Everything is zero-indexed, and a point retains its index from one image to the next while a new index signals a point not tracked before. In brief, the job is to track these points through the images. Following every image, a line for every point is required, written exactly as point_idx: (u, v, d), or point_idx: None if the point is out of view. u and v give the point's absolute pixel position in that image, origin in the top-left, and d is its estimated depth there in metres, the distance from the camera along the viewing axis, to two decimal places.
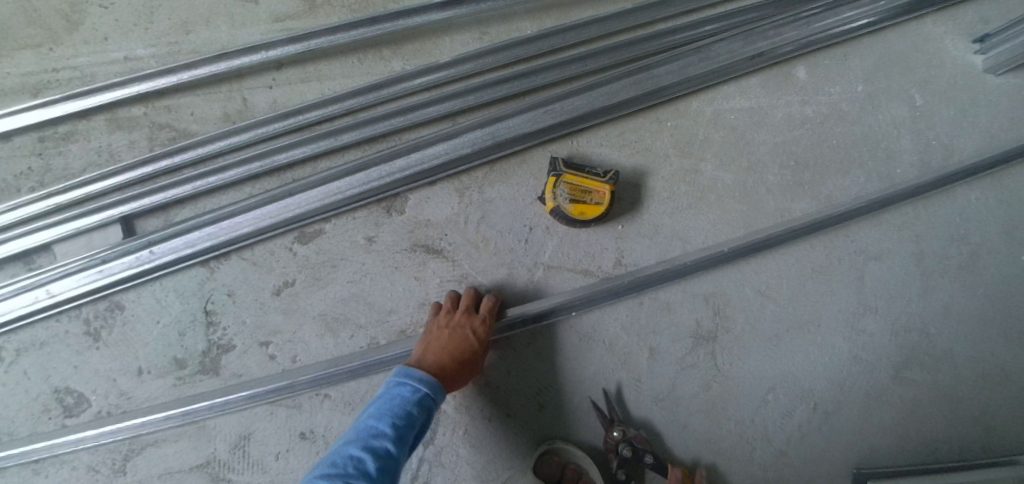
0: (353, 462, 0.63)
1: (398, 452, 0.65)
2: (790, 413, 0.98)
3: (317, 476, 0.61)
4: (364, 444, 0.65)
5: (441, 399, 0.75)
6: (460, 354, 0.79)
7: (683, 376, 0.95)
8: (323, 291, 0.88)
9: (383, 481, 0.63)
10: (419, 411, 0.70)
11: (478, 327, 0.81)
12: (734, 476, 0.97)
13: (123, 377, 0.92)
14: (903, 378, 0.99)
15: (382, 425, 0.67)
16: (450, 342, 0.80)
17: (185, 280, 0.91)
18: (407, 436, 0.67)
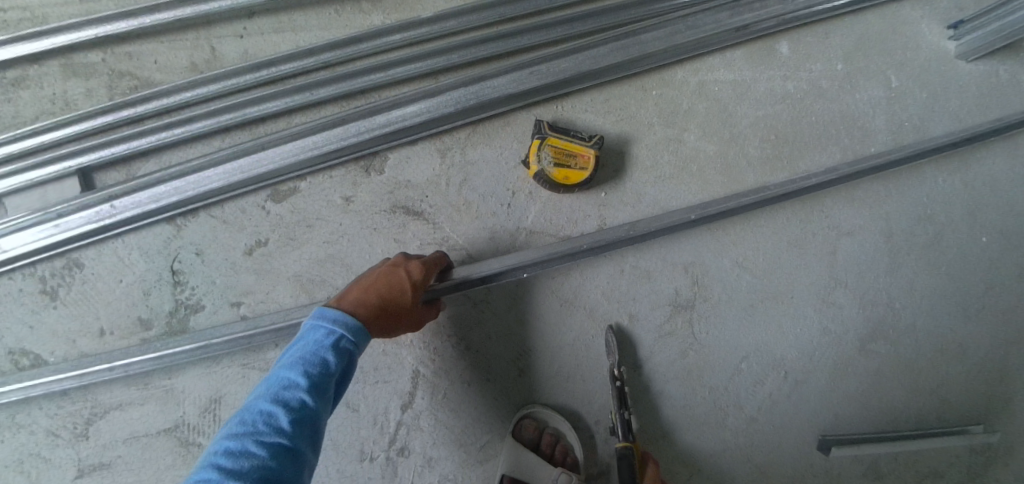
0: (263, 418, 0.57)
1: (315, 400, 0.60)
2: (761, 381, 1.00)
3: (223, 439, 0.55)
4: (275, 398, 0.59)
5: (365, 343, 0.69)
6: (391, 293, 0.74)
7: (662, 343, 0.98)
8: (297, 252, 0.85)
9: (301, 432, 0.57)
10: (337, 355, 0.64)
11: (415, 270, 0.77)
12: (705, 440, 1.00)
13: (84, 338, 0.88)
14: (868, 350, 1.02)
15: (294, 375, 0.60)
16: (381, 280, 0.74)
17: (149, 238, 0.86)
18: (325, 382, 0.61)
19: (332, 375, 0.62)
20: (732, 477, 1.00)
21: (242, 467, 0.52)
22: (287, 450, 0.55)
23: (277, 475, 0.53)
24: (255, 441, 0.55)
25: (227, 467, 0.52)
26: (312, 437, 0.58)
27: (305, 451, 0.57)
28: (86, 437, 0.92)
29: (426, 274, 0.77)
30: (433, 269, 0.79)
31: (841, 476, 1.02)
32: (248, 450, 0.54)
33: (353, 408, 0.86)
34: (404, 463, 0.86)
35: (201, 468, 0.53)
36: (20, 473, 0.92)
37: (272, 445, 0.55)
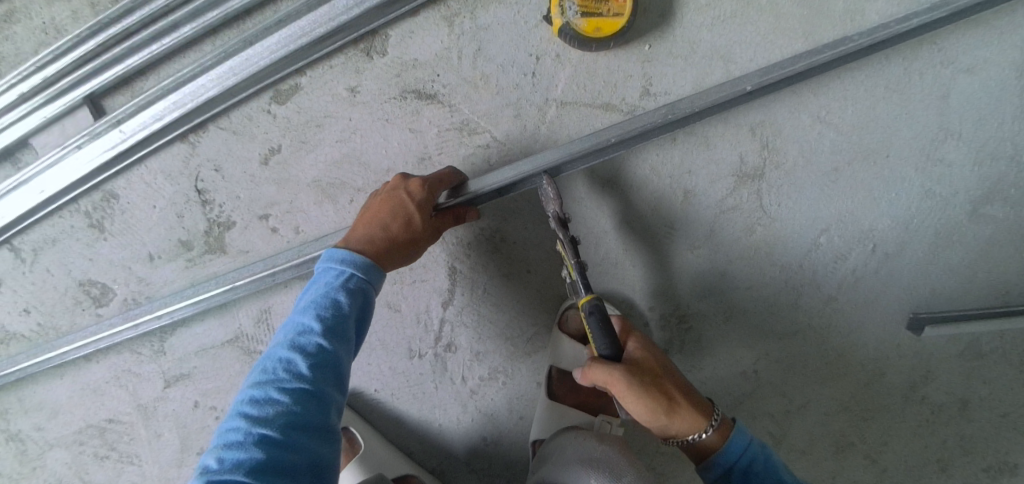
0: (283, 365, 0.61)
1: (331, 343, 0.62)
2: (843, 257, 0.87)
3: (249, 388, 0.60)
4: (292, 345, 0.62)
5: (379, 278, 0.69)
6: (395, 223, 0.71)
7: (724, 219, 0.86)
8: (312, 155, 0.80)
9: (320, 376, 0.60)
10: (349, 295, 0.65)
11: (415, 190, 0.72)
12: (777, 321, 0.90)
13: (137, 264, 0.88)
14: (981, 215, 0.85)
15: (308, 320, 0.63)
16: (382, 212, 0.71)
17: (168, 160, 0.83)
18: (339, 323, 0.63)
19: (346, 315, 0.64)
20: (806, 361, 0.91)
21: (267, 413, 0.57)
22: (308, 393, 0.59)
23: (300, 416, 0.57)
24: (276, 388, 0.59)
25: (253, 414, 0.57)
26: (332, 378, 0.62)
27: (327, 392, 0.60)
28: (164, 352, 0.96)
29: (428, 194, 0.72)
30: (435, 185, 0.73)
31: (932, 355, 0.90)
32: (271, 397, 0.59)
33: (396, 308, 0.84)
34: (453, 359, 0.84)
35: (232, 416, 0.58)
36: (121, 387, 0.98)
37: (292, 391, 0.59)
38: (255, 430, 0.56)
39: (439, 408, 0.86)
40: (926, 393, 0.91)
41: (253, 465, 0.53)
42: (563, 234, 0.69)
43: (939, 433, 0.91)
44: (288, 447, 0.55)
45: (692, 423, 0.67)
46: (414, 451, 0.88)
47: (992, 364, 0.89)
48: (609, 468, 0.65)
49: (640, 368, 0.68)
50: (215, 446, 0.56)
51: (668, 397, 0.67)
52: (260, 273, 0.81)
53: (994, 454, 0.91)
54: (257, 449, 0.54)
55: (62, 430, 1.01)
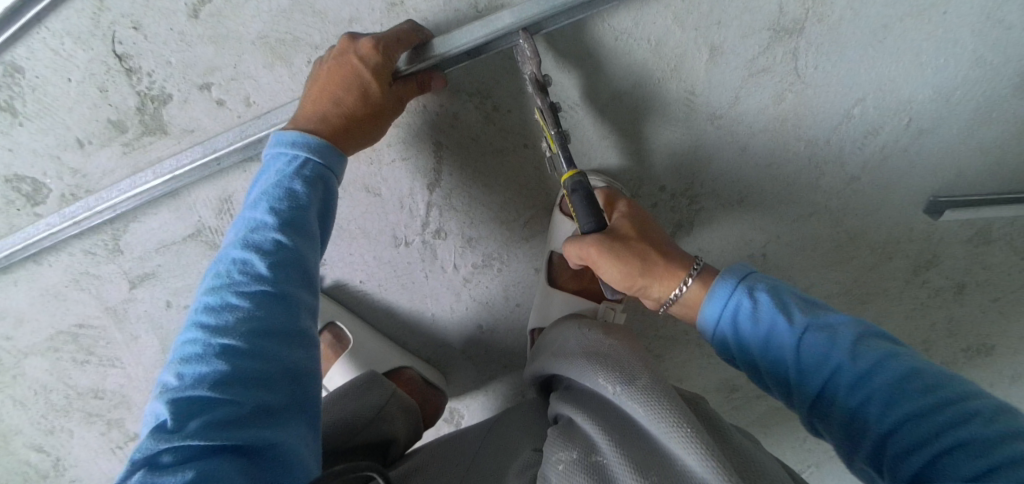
0: (237, 267, 0.51)
1: (291, 239, 0.53)
2: (875, 132, 0.76)
3: (203, 295, 0.51)
4: (245, 243, 0.52)
5: (341, 162, 0.58)
6: (349, 96, 0.57)
7: (750, 86, 0.73)
8: (253, 5, 0.64)
9: (282, 276, 0.52)
10: (306, 183, 0.54)
11: (367, 52, 0.57)
12: (792, 204, 0.82)
13: (68, 153, 0.75)
14: None
15: (260, 214, 0.53)
16: (331, 82, 0.58)
17: (74, 18, 0.67)
18: (297, 216, 0.53)
19: (304, 206, 0.54)
20: (813, 246, 0.86)
21: (226, 321, 0.49)
22: (270, 297, 0.51)
23: (265, 322, 0.50)
24: (233, 293, 0.50)
25: (210, 324, 0.49)
26: (298, 278, 0.53)
27: (292, 293, 0.52)
28: (121, 251, 0.84)
29: (383, 57, 0.57)
30: (391, 44, 0.58)
31: (942, 240, 0.85)
32: (229, 303, 0.50)
33: (374, 193, 0.72)
34: (443, 247, 0.75)
35: (187, 327, 0.50)
36: (82, 290, 0.88)
37: (252, 296, 0.50)
38: (215, 340, 0.48)
39: (431, 298, 0.79)
40: (928, 277, 0.89)
41: (218, 377, 0.46)
42: (542, 100, 0.60)
43: (930, 316, 0.93)
44: (255, 356, 0.48)
45: (670, 279, 0.59)
46: (408, 343, 0.84)
47: (997, 250, 0.86)
48: (613, 365, 0.54)
49: (617, 236, 0.60)
50: (172, 361, 0.49)
51: (641, 256, 0.60)
52: (201, 158, 0.71)
53: (977, 337, 0.95)
54: (219, 362, 0.47)
55: (31, 338, 0.92)
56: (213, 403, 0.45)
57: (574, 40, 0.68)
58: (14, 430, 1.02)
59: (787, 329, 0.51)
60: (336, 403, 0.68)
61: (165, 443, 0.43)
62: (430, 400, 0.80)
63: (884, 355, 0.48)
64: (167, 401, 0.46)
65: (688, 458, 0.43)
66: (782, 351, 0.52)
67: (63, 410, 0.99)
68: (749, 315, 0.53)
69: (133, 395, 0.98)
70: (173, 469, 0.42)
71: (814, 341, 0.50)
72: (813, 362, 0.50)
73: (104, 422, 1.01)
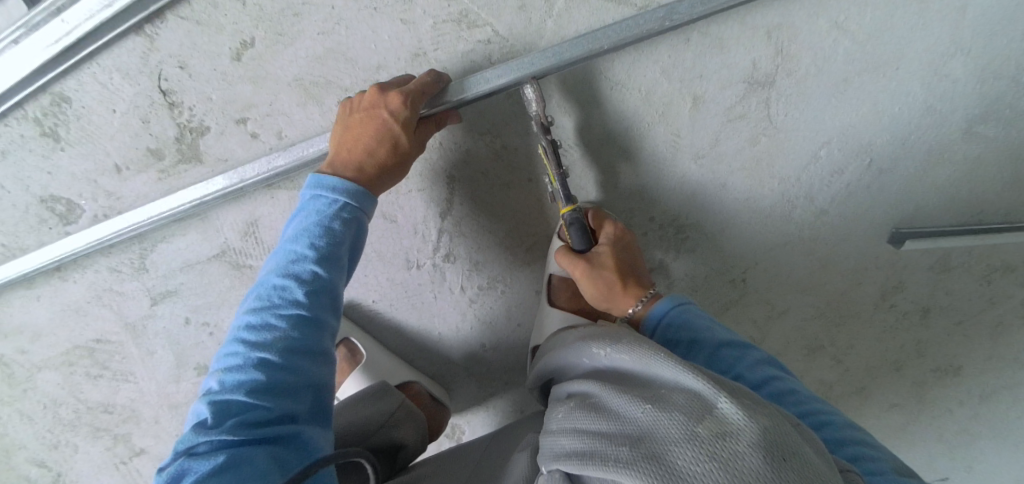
0: (277, 292, 0.58)
1: (326, 271, 0.59)
2: (840, 171, 0.86)
3: (246, 314, 0.57)
4: (286, 273, 0.59)
5: (371, 204, 0.64)
6: (381, 148, 0.65)
7: (729, 129, 0.82)
8: (291, 50, 0.72)
9: (316, 303, 0.58)
10: (342, 223, 0.61)
11: (396, 106, 0.64)
12: (770, 233, 0.90)
13: (105, 178, 0.81)
14: (972, 135, 0.84)
15: (300, 248, 0.59)
16: (363, 134, 0.65)
17: (124, 56, 0.74)
18: (332, 251, 0.59)
19: (339, 243, 0.60)
20: (790, 272, 0.94)
21: (265, 339, 0.55)
22: (306, 320, 0.57)
23: (300, 342, 0.56)
24: (273, 314, 0.56)
25: (251, 340, 0.55)
26: (330, 305, 0.59)
27: (324, 318, 0.58)
28: (146, 269, 0.89)
29: (411, 112, 0.64)
30: (417, 99, 0.65)
31: (906, 268, 0.94)
32: (269, 323, 0.56)
33: (392, 220, 0.78)
34: (452, 268, 0.82)
35: (230, 341, 0.56)
36: (104, 306, 0.92)
37: (289, 319, 0.56)
38: (255, 354, 0.54)
39: (439, 317, 0.86)
40: (895, 301, 0.97)
41: (254, 387, 0.52)
42: (546, 139, 0.68)
43: (900, 337, 1.00)
44: (288, 370, 0.54)
45: (627, 299, 0.74)
46: (415, 360, 0.90)
47: (956, 276, 0.95)
48: (604, 336, 0.61)
49: (596, 261, 0.74)
50: (216, 370, 0.55)
51: (607, 286, 0.74)
52: (228, 186, 0.77)
53: (944, 357, 1.03)
54: (257, 373, 0.53)
55: (48, 352, 0.96)
56: (249, 406, 0.52)
57: (579, 81, 0.77)
58: (19, 445, 1.04)
59: (705, 342, 0.65)
60: (352, 407, 0.74)
61: (205, 436, 0.50)
62: (435, 416, 0.85)
63: (770, 376, 0.63)
64: (210, 403, 0.52)
65: (664, 368, 0.52)
66: (695, 356, 0.66)
67: (71, 425, 1.02)
68: (679, 327, 0.68)
69: (143, 410, 1.01)
70: (208, 455, 0.49)
71: (722, 355, 0.64)
72: (717, 369, 0.64)
73: (111, 437, 1.03)
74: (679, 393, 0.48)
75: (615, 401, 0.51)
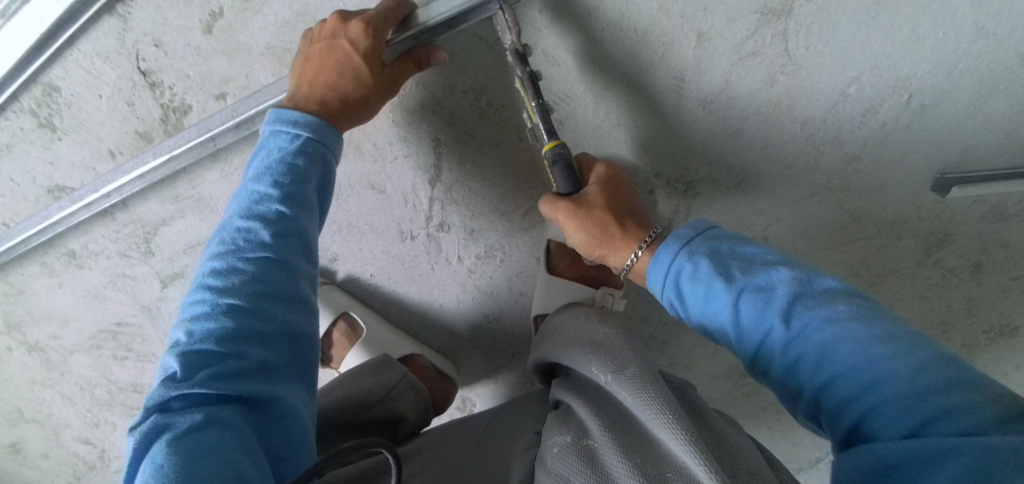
0: (243, 235, 0.57)
1: (291, 210, 0.58)
2: (874, 109, 0.77)
3: (210, 260, 0.57)
4: (250, 214, 0.58)
5: (335, 138, 0.63)
6: (344, 81, 0.62)
7: (740, 69, 0.74)
8: (261, 17, 0.69)
9: (283, 243, 0.57)
10: (305, 159, 0.60)
11: (358, 37, 0.60)
12: (793, 185, 0.83)
13: (102, 164, 0.82)
14: None
15: (263, 187, 0.59)
16: (325, 67, 0.61)
17: (102, 38, 0.72)
18: (297, 190, 0.59)
19: (303, 181, 0.59)
20: (818, 227, 0.87)
21: (231, 283, 0.55)
22: (273, 262, 0.56)
23: (268, 285, 0.55)
24: (239, 258, 0.56)
25: (217, 285, 0.55)
26: (298, 246, 0.59)
27: (293, 260, 0.58)
28: (152, 253, 0.91)
29: (373, 41, 0.60)
30: (381, 28, 0.60)
31: (955, 218, 0.85)
32: (235, 266, 0.56)
33: (380, 189, 0.76)
34: (447, 239, 0.79)
35: (196, 288, 0.56)
36: (119, 291, 0.95)
37: (256, 260, 0.56)
38: (221, 299, 0.54)
39: (439, 289, 0.84)
40: (940, 257, 0.89)
41: (224, 332, 0.52)
42: (522, 71, 0.61)
43: (945, 295, 0.94)
44: (258, 315, 0.54)
45: (625, 251, 0.67)
46: (418, 332, 0.89)
47: (1015, 226, 0.85)
48: (606, 354, 0.57)
49: (587, 205, 0.67)
50: (182, 320, 0.55)
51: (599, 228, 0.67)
52: (195, 139, 0.75)
53: (1000, 315, 0.96)
54: (225, 319, 0.53)
55: (76, 336, 1.00)
56: (220, 356, 0.51)
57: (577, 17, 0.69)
58: (65, 424, 1.12)
59: (725, 290, 0.54)
60: (348, 382, 0.74)
61: (176, 391, 0.48)
62: (439, 386, 0.85)
63: (815, 318, 0.50)
64: (178, 354, 0.51)
65: (669, 441, 0.46)
66: (715, 306, 0.55)
67: (106, 404, 1.09)
68: (691, 275, 0.57)
69: None
70: (184, 412, 0.47)
71: (749, 302, 0.53)
72: (744, 319, 0.53)
73: None
74: (680, 481, 0.44)
75: (613, 464, 0.48)
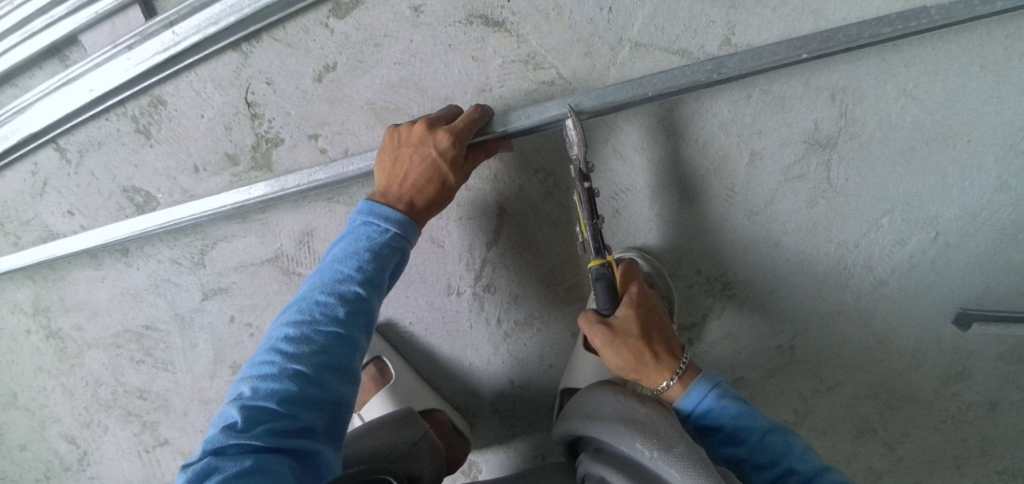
0: (320, 308, 0.59)
1: (368, 294, 0.60)
2: (903, 242, 0.83)
3: (285, 325, 0.59)
4: (330, 290, 0.60)
5: (417, 233, 0.66)
6: (430, 186, 0.67)
7: (786, 188, 0.81)
8: (369, 76, 0.79)
9: (354, 325, 0.59)
10: (388, 250, 0.63)
11: (445, 146, 0.67)
12: (825, 300, 0.86)
13: (182, 175, 0.87)
14: None
15: (347, 269, 0.61)
16: (414, 172, 0.67)
17: (220, 68, 0.82)
18: (378, 277, 0.61)
19: (384, 269, 0.62)
20: (844, 343, 0.88)
21: (301, 351, 0.56)
22: (342, 340, 0.58)
23: (334, 360, 0.57)
24: (313, 329, 0.58)
25: (288, 351, 0.56)
26: (365, 327, 0.60)
27: (359, 340, 0.59)
28: (204, 265, 0.96)
29: (460, 152, 0.67)
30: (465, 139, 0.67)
31: (972, 354, 0.86)
32: (307, 336, 0.57)
33: (439, 244, 0.83)
34: (490, 300, 0.85)
35: (267, 348, 0.57)
36: (160, 295, 0.99)
37: (328, 335, 0.57)
38: (290, 365, 0.55)
39: (471, 347, 0.88)
40: (958, 391, 0.88)
41: (287, 396, 0.53)
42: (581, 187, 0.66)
43: (962, 430, 0.89)
44: (319, 385, 0.55)
45: (657, 376, 0.68)
46: (442, 388, 0.91)
47: None
48: (649, 432, 0.61)
49: (616, 322, 0.69)
50: (248, 374, 0.56)
51: (635, 351, 0.68)
52: (270, 187, 0.82)
53: (1015, 459, 0.88)
54: (291, 383, 0.54)
55: (99, 332, 1.03)
56: (278, 415, 0.52)
57: (659, 120, 0.79)
58: (53, 418, 1.09)
59: (755, 430, 0.63)
60: (374, 429, 0.75)
61: (233, 438, 0.50)
62: (455, 448, 0.85)
63: (822, 468, 0.61)
64: (240, 407, 0.52)
65: None
66: (744, 444, 0.63)
67: (106, 405, 1.06)
68: (719, 411, 0.64)
69: (174, 401, 1.04)
70: (235, 458, 0.49)
71: (772, 442, 0.62)
72: (766, 458, 0.62)
73: (139, 424, 1.06)
74: None
75: None
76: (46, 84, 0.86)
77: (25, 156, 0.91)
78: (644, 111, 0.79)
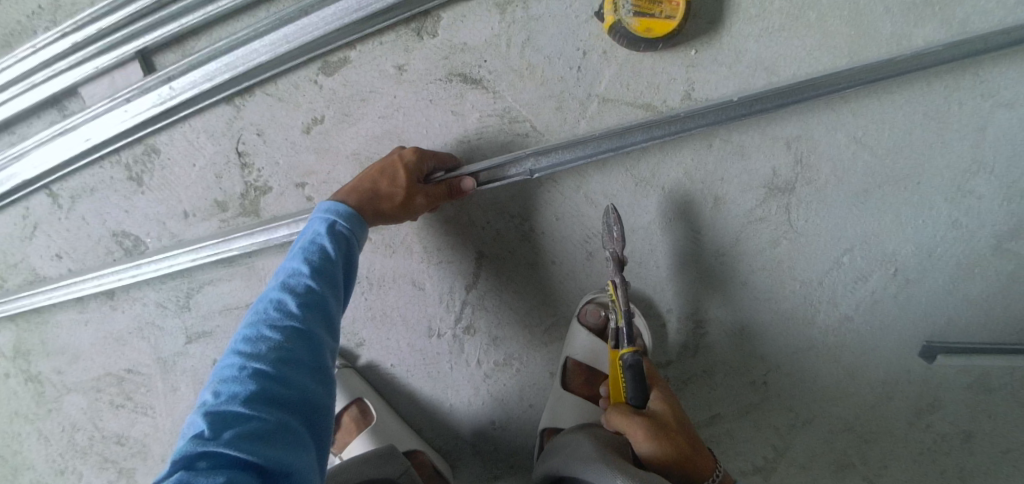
0: (274, 306, 0.60)
1: (320, 285, 0.62)
2: (863, 279, 0.87)
3: (241, 331, 0.59)
4: (282, 287, 0.62)
5: (362, 230, 0.70)
6: (381, 179, 0.74)
7: (750, 229, 0.86)
8: (355, 128, 0.84)
9: (309, 314, 0.60)
10: (334, 239, 0.66)
11: (408, 154, 0.77)
12: (793, 335, 0.90)
13: (171, 221, 0.90)
14: (1002, 252, 0.85)
15: (296, 264, 0.63)
16: (373, 170, 0.76)
17: (213, 120, 0.86)
18: (327, 267, 0.64)
19: (332, 260, 0.65)
20: (814, 377, 0.92)
21: (259, 349, 0.56)
22: (299, 332, 0.58)
23: (292, 354, 0.57)
24: (268, 327, 0.58)
25: (246, 351, 0.56)
26: (322, 320, 0.61)
27: (316, 332, 0.60)
28: (189, 308, 0.97)
29: (418, 157, 0.76)
30: (428, 154, 0.77)
31: (939, 385, 0.90)
32: (263, 334, 0.58)
33: (421, 287, 0.86)
34: (471, 341, 0.87)
35: (225, 358, 0.57)
36: (144, 339, 1.00)
37: (284, 328, 0.58)
38: (249, 364, 0.54)
39: (452, 388, 0.90)
40: (931, 422, 0.91)
41: (250, 395, 0.52)
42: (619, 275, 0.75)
43: (939, 461, 0.91)
44: (280, 381, 0.54)
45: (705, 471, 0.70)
46: (423, 430, 0.92)
47: (999, 400, 0.90)
48: (627, 469, 0.62)
49: (659, 418, 0.71)
50: (209, 387, 0.54)
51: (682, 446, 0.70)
52: (257, 232, 0.85)
53: None
54: (252, 382, 0.53)
55: (80, 376, 1.03)
56: (244, 417, 0.50)
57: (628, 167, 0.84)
58: (27, 466, 1.07)
59: None
60: (356, 468, 0.76)
61: (203, 447, 0.47)
62: None
63: None
64: (204, 414, 0.50)
65: None
66: None
67: (82, 452, 1.05)
68: None
69: (152, 446, 1.03)
70: (208, 473, 0.45)
71: None
72: None
73: (115, 471, 1.05)
74: None
75: None
76: (42, 134, 0.89)
77: (16, 202, 0.94)
78: (614, 160, 0.84)
